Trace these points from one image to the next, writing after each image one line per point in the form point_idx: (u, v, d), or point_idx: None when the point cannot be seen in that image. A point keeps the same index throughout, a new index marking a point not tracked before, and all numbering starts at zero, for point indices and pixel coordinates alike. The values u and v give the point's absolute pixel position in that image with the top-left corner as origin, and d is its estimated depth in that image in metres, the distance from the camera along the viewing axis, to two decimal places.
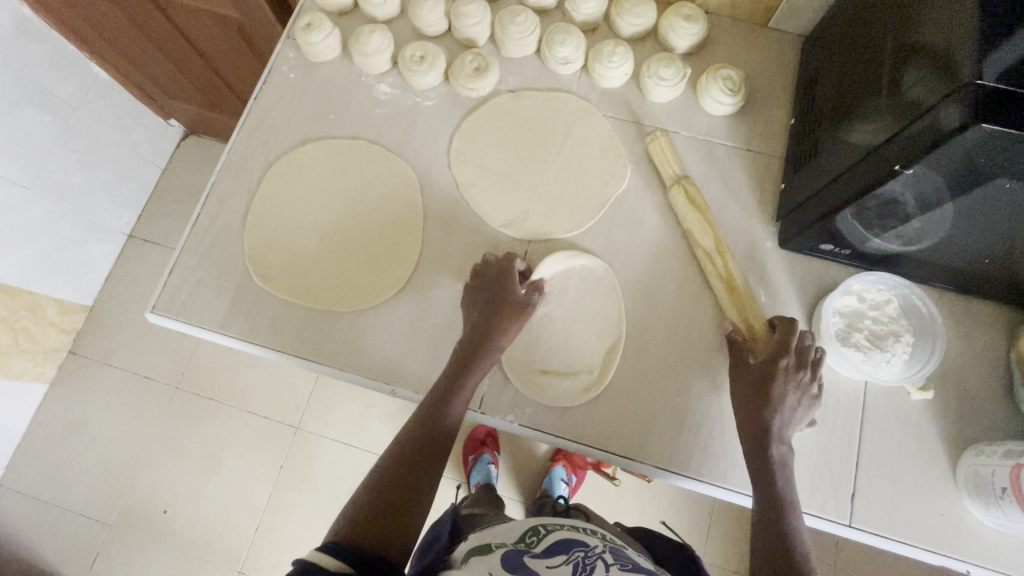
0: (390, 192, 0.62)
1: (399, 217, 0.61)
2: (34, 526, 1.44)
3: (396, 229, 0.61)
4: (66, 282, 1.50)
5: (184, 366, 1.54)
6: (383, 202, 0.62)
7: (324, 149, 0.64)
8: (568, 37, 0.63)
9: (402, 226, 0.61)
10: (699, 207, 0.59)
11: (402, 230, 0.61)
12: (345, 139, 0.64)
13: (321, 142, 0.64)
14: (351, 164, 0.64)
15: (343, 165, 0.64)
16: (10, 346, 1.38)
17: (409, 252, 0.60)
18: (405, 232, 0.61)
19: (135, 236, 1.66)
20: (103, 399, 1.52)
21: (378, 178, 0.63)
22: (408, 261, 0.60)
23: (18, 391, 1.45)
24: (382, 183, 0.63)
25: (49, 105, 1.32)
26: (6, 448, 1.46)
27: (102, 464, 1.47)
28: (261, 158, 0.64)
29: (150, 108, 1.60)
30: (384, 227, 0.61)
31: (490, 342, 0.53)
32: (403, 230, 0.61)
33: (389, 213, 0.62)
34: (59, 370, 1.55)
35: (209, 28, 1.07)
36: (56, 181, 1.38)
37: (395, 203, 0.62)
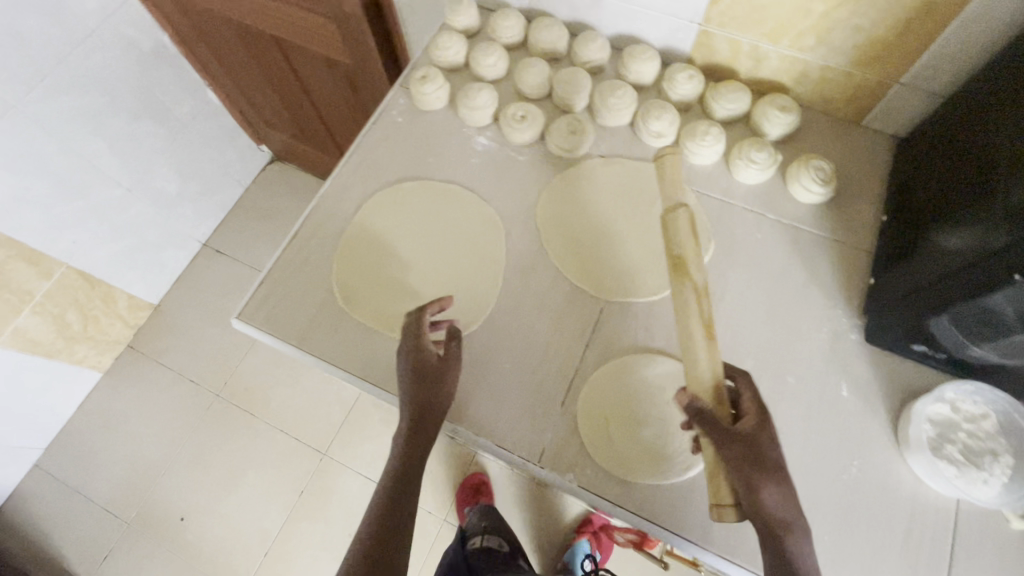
0: (471, 236, 0.65)
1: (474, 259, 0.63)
2: (58, 512, 1.46)
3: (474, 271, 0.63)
4: (141, 280, 1.59)
5: (229, 375, 1.59)
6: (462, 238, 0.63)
7: (416, 188, 0.68)
8: (663, 113, 0.66)
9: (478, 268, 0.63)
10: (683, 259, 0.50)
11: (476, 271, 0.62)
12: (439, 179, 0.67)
13: (417, 182, 0.69)
14: (439, 205, 0.67)
15: (431, 205, 0.67)
16: (79, 331, 1.47)
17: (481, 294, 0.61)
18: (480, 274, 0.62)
19: (208, 245, 1.77)
20: (149, 396, 1.57)
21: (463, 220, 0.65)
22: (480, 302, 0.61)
23: (75, 375, 1.52)
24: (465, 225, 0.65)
25: (164, 119, 1.47)
26: (49, 429, 1.51)
27: (134, 460, 1.49)
28: (361, 189, 0.69)
29: (247, 132, 1.74)
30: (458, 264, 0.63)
31: (430, 383, 0.52)
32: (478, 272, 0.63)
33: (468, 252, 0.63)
34: (114, 362, 1.61)
35: (320, 69, 1.18)
36: (155, 186, 1.51)
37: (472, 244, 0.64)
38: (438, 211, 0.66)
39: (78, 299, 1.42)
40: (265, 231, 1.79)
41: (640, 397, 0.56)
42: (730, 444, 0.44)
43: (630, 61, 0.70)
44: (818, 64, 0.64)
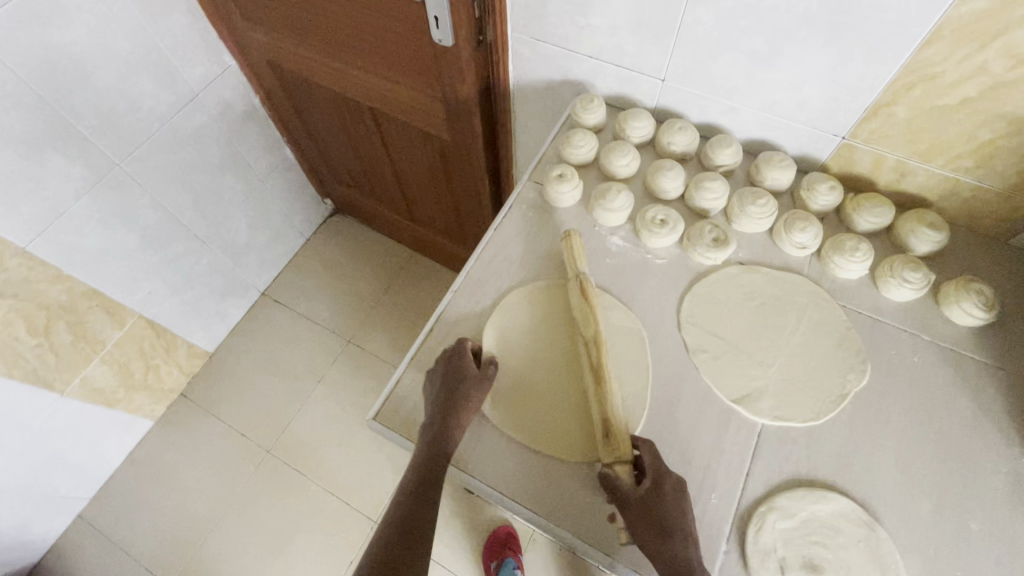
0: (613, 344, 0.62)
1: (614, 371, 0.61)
2: (97, 568, 1.40)
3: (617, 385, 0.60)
4: (201, 328, 1.60)
5: (281, 431, 1.56)
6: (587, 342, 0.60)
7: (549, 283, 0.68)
8: (808, 225, 0.65)
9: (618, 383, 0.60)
10: (603, 375, 0.58)
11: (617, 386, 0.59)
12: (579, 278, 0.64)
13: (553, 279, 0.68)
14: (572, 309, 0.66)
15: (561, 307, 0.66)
16: (140, 379, 1.46)
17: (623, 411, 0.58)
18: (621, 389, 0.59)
19: (267, 294, 1.77)
20: (199, 448, 1.54)
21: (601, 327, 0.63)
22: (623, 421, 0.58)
23: (129, 424, 1.50)
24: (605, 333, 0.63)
25: (244, 174, 1.51)
26: (97, 478, 1.48)
27: (180, 516, 1.45)
28: (496, 287, 0.68)
29: (315, 186, 1.78)
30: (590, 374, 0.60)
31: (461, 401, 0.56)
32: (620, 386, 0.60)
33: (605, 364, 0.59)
34: (166, 410, 1.60)
35: (411, 141, 1.21)
36: (227, 238, 1.54)
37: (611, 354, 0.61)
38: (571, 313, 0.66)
39: (143, 348, 1.42)
40: (324, 284, 1.79)
41: (809, 538, 0.52)
42: (627, 508, 0.50)
43: (766, 168, 0.70)
44: (972, 185, 0.63)
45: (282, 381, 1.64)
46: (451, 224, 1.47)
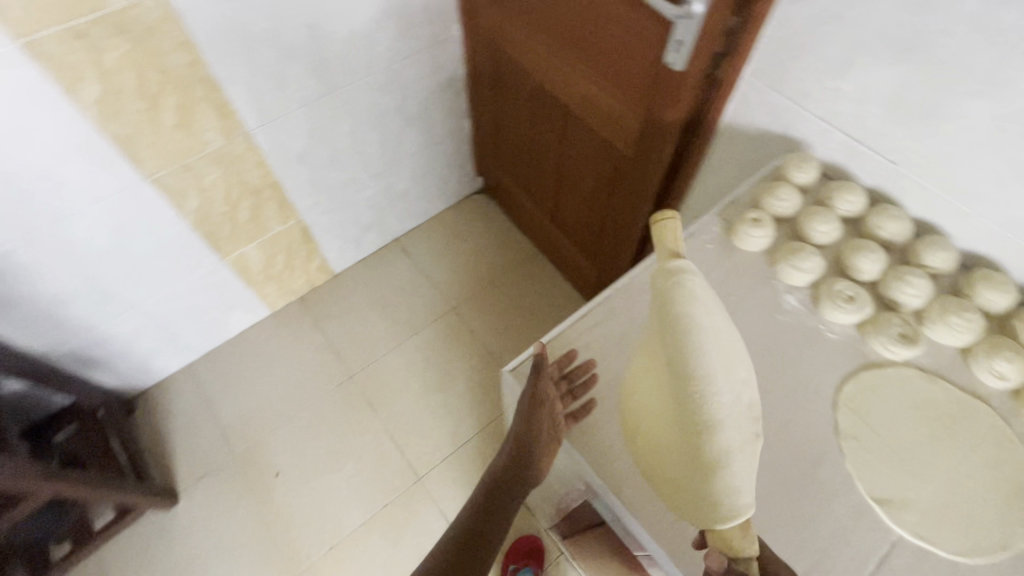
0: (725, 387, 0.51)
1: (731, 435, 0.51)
2: (188, 414, 1.60)
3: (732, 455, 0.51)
4: (338, 249, 1.76)
5: (368, 363, 1.67)
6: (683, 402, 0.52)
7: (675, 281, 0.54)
8: (1015, 357, 0.60)
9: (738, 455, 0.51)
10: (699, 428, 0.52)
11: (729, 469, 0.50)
12: (685, 278, 0.53)
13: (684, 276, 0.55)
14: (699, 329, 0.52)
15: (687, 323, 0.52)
16: (278, 272, 1.65)
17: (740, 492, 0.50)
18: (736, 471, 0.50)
19: (399, 240, 1.92)
20: (298, 349, 1.70)
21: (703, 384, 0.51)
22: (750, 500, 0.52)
23: (254, 306, 1.69)
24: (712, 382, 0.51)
25: (426, 131, 1.65)
26: (214, 341, 1.68)
27: (263, 400, 1.62)
28: (622, 332, 0.78)
29: (476, 160, 1.89)
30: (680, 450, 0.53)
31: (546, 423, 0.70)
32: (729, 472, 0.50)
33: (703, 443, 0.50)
34: (284, 307, 1.78)
35: (588, 148, 1.25)
36: (390, 181, 1.69)
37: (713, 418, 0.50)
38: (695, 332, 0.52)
39: (291, 247, 1.60)
40: (449, 250, 1.90)
41: None
42: None
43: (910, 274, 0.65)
44: None
45: (385, 319, 1.76)
46: (590, 238, 1.50)
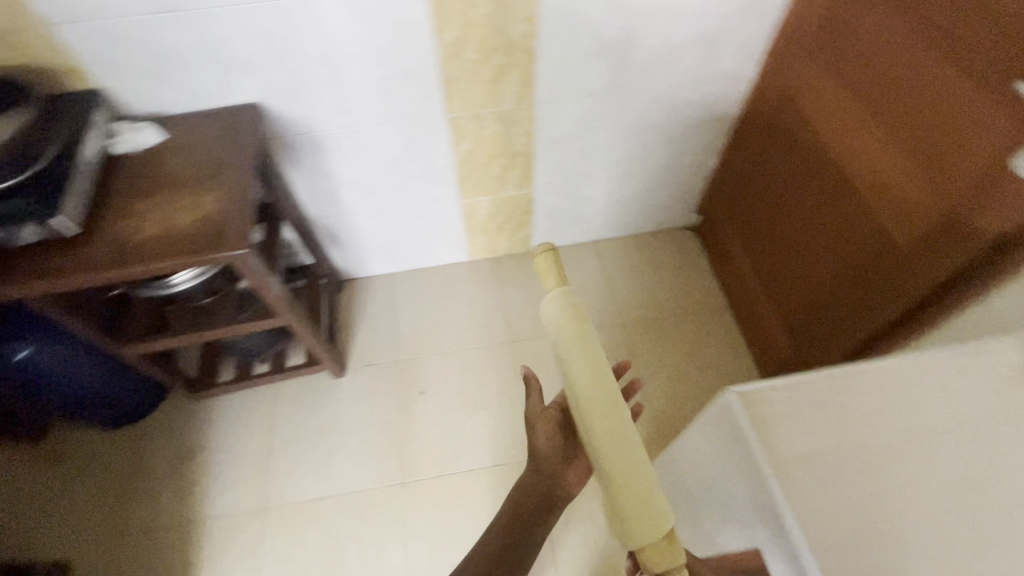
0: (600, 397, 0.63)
1: (624, 436, 0.62)
2: (377, 310, 1.89)
3: (622, 460, 0.61)
4: (546, 229, 1.91)
5: (529, 338, 1.81)
6: (592, 399, 0.63)
7: (556, 320, 0.67)
8: None
9: (631, 463, 0.60)
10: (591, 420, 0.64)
11: (619, 475, 0.60)
12: (545, 253, 0.69)
13: (561, 317, 0.67)
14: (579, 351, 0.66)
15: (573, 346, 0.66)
16: (491, 228, 1.85)
17: (645, 498, 0.59)
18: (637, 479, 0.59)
19: (597, 242, 2.01)
20: (476, 299, 1.90)
21: (587, 397, 0.64)
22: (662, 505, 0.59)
23: (460, 248, 1.92)
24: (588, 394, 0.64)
25: (673, 155, 1.70)
26: (417, 262, 1.96)
27: (434, 328, 1.85)
28: (869, 411, 0.69)
29: (703, 197, 1.89)
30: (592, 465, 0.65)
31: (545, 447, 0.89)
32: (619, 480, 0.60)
33: (598, 429, 0.62)
34: (480, 259, 1.99)
35: (842, 226, 1.20)
36: (618, 187, 1.78)
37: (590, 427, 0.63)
38: (579, 364, 0.66)
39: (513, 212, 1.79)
40: (639, 270, 1.94)
41: None
42: None
43: None
44: None
45: None
46: (797, 311, 1.45)
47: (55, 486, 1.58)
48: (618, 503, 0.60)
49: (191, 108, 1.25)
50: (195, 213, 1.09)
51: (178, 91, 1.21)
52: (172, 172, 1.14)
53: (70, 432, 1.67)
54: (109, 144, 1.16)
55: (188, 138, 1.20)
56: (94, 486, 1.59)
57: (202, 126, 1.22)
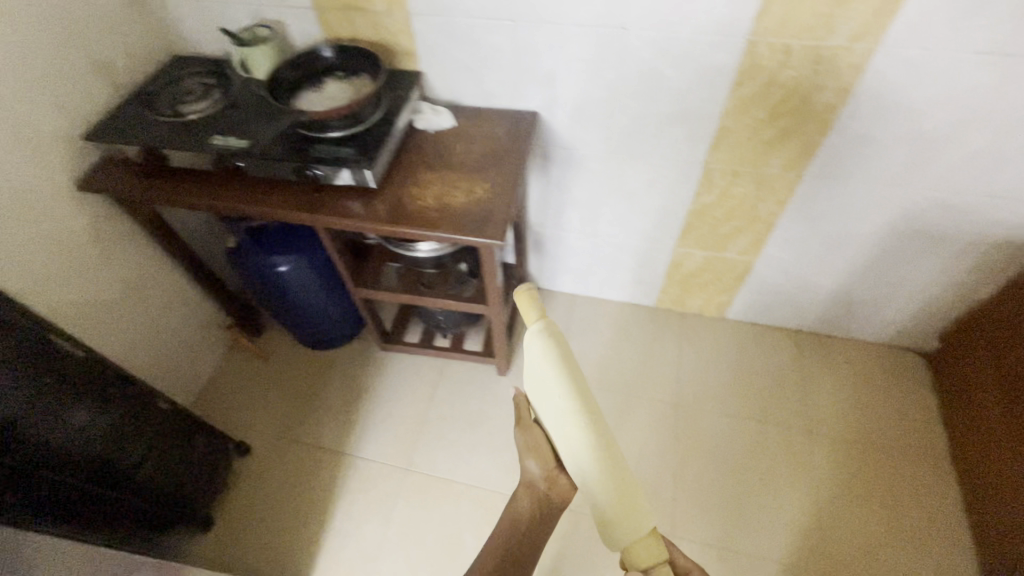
0: (575, 400, 0.63)
1: (600, 444, 0.62)
2: (552, 326, 1.93)
3: (613, 474, 0.63)
4: (747, 302, 1.80)
5: (696, 406, 1.71)
6: (570, 426, 0.64)
7: (537, 341, 0.67)
8: None
9: (611, 466, 0.62)
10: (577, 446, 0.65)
11: (595, 473, 0.63)
12: (527, 295, 0.67)
13: (540, 341, 0.67)
14: (555, 358, 0.65)
15: (547, 353, 0.66)
16: (691, 284, 1.79)
17: (617, 500, 0.62)
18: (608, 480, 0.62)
19: (796, 333, 1.84)
20: (650, 348, 1.85)
21: (556, 408, 0.65)
22: (641, 504, 0.63)
23: (650, 293, 1.89)
24: (560, 397, 0.64)
25: (935, 271, 1.48)
26: (602, 293, 1.96)
27: (601, 362, 1.84)
28: None
29: (949, 326, 1.64)
30: (575, 463, 0.68)
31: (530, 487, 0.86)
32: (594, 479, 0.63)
33: (583, 452, 0.64)
34: (664, 310, 1.94)
35: None
36: (850, 284, 1.61)
37: (570, 428, 0.64)
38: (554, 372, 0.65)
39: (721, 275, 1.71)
40: (840, 378, 1.73)
41: None
42: None
43: None
44: None
45: (736, 385, 1.75)
46: None
47: (258, 381, 1.84)
48: (602, 499, 0.63)
49: (482, 103, 1.38)
50: (469, 197, 1.19)
51: (480, 88, 1.34)
52: (457, 155, 1.27)
53: (281, 341, 1.94)
54: (413, 119, 1.33)
55: (472, 128, 1.33)
56: (286, 392, 1.82)
57: (487, 122, 1.34)
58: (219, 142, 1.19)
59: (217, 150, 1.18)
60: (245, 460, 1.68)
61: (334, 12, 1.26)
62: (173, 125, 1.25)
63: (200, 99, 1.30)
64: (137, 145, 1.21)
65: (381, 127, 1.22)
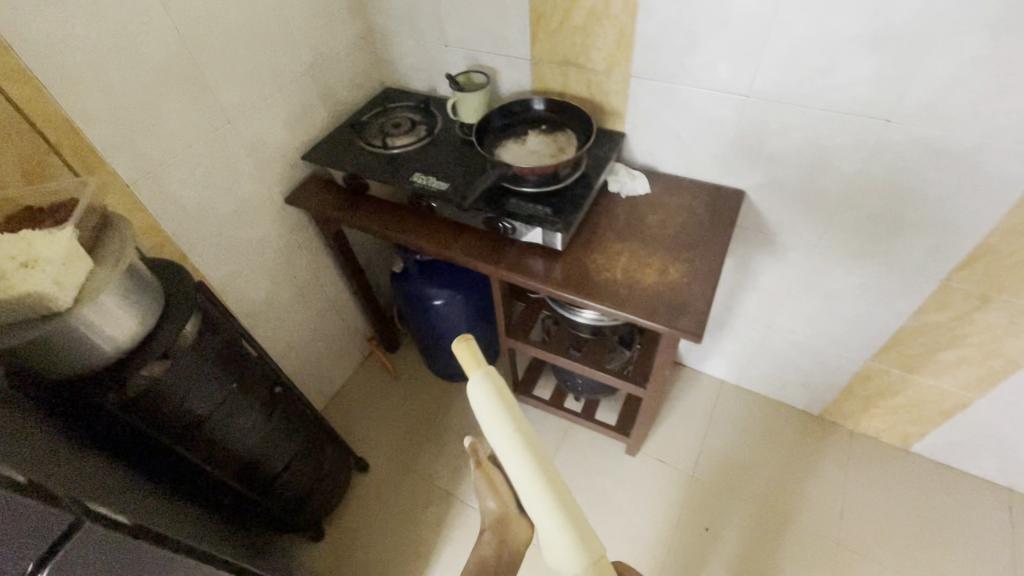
0: (526, 457, 0.61)
1: (553, 495, 0.61)
2: (691, 410, 1.77)
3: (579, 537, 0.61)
4: (944, 439, 1.50)
5: (859, 551, 1.46)
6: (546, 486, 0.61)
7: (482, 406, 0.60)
8: None
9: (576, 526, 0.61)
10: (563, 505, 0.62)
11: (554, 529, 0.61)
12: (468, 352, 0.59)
13: (486, 393, 0.61)
14: (507, 435, 0.61)
15: (495, 422, 0.61)
16: (875, 404, 1.54)
17: (576, 549, 0.61)
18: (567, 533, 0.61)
19: (1003, 491, 1.51)
20: (807, 464, 1.62)
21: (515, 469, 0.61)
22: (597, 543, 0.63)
23: (816, 400, 1.66)
24: (513, 456, 0.61)
25: None
26: (756, 386, 1.77)
27: (746, 467, 1.64)
28: None
29: None
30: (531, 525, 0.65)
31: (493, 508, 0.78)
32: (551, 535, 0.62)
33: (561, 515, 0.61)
34: (828, 422, 1.70)
35: None
36: None
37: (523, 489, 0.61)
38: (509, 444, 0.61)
39: (919, 404, 1.45)
40: None
41: None
42: None
43: None
44: None
45: (915, 536, 1.47)
46: None
47: (384, 397, 1.87)
48: (557, 551, 0.62)
49: (682, 173, 1.28)
50: (660, 278, 1.07)
51: (684, 157, 1.25)
52: (651, 226, 1.17)
53: (411, 362, 1.97)
54: (607, 180, 1.27)
55: (667, 198, 1.24)
56: (407, 414, 1.83)
57: (685, 193, 1.24)
58: (419, 180, 1.21)
59: (417, 188, 1.20)
60: (361, 475, 1.70)
61: (550, 65, 1.25)
62: (379, 156, 1.30)
63: (406, 133, 1.34)
64: (346, 171, 1.27)
65: (579, 191, 1.16)
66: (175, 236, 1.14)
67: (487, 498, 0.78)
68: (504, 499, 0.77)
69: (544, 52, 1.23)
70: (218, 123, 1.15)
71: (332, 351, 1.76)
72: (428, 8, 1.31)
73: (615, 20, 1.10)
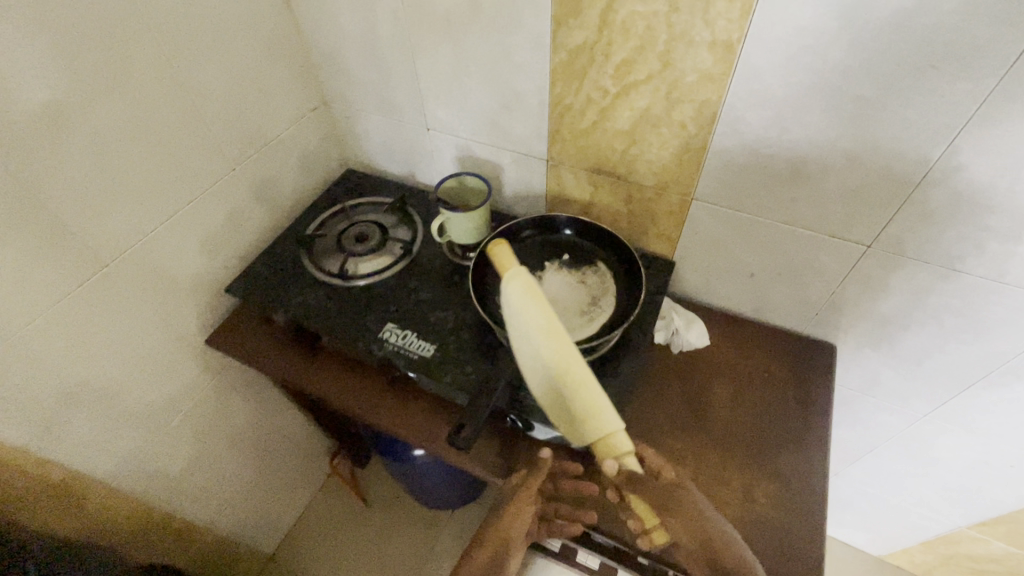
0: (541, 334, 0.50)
1: (558, 360, 0.49)
2: None
3: (596, 404, 0.49)
4: None
5: None
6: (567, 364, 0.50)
7: (508, 304, 0.51)
8: None
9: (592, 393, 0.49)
10: (573, 385, 0.49)
11: (568, 404, 0.51)
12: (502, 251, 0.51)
13: (513, 294, 0.50)
14: (525, 318, 0.50)
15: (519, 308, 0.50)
16: (957, 564, 1.26)
17: (581, 415, 0.50)
18: (570, 398, 0.50)
19: None
20: None
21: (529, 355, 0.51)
22: (615, 416, 0.49)
23: (880, 545, 1.38)
24: (529, 340, 0.51)
25: None
26: None
27: None
28: None
29: None
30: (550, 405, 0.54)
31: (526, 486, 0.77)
32: (556, 397, 0.51)
33: (578, 395, 0.50)
34: (889, 566, 1.42)
35: None
36: None
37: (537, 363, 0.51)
38: (520, 315, 0.50)
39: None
40: None
41: None
42: None
43: None
44: None
45: None
46: None
47: (350, 533, 1.52)
48: (574, 426, 0.51)
49: (749, 313, 0.96)
50: (743, 511, 0.75)
51: (755, 297, 0.92)
52: (717, 410, 0.85)
53: (384, 480, 1.62)
54: (657, 335, 0.93)
55: (733, 357, 0.91)
56: (381, 555, 1.48)
57: (757, 351, 0.92)
58: (392, 340, 0.86)
59: (388, 352, 0.84)
60: None
61: (574, 171, 0.90)
62: (336, 290, 0.94)
63: (374, 251, 0.98)
64: (288, 315, 0.91)
65: (620, 364, 0.83)
66: (21, 442, 0.76)
67: (514, 482, 0.78)
68: (531, 486, 0.77)
69: (568, 155, 0.88)
70: (89, 272, 0.77)
71: (281, 487, 1.40)
72: (403, 81, 0.94)
73: (679, 129, 0.75)
